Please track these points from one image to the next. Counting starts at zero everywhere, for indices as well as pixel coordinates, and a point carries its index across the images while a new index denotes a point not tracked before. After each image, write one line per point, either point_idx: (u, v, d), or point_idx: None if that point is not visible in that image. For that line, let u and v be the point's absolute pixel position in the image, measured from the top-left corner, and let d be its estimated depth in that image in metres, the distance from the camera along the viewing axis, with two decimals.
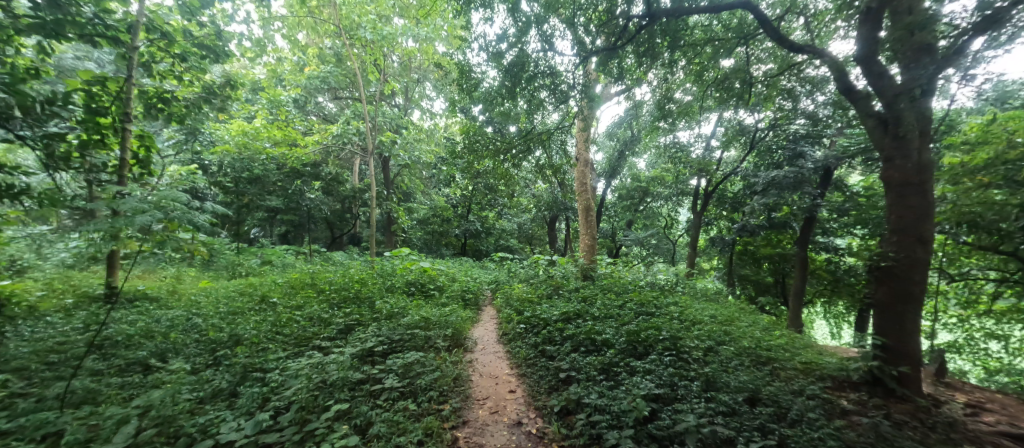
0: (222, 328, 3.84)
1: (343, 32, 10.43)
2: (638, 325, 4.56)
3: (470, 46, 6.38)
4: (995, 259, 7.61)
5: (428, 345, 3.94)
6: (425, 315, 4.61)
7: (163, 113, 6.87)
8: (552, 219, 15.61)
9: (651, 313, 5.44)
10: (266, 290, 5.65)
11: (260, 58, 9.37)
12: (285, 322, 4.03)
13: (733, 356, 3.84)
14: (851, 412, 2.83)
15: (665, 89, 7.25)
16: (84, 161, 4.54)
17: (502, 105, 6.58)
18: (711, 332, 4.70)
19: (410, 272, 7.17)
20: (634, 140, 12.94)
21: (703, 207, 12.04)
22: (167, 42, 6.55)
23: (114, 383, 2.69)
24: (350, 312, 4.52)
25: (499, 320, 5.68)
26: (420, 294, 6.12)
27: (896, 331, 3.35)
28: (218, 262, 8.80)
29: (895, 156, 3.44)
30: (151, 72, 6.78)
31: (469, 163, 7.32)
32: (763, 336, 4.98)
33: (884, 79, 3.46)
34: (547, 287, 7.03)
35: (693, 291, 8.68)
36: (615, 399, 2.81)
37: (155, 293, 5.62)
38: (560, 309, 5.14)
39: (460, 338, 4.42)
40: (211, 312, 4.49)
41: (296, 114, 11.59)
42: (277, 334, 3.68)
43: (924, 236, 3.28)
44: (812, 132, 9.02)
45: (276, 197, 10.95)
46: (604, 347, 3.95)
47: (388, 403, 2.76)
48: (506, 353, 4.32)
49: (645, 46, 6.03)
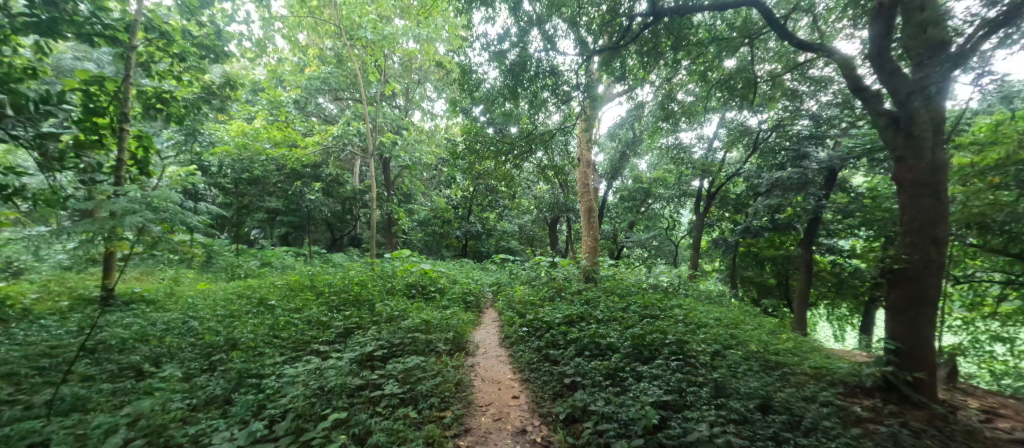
0: (219, 332, 3.76)
1: (343, 33, 10.28)
2: (643, 329, 4.48)
3: (470, 46, 6.36)
4: (1001, 261, 7.52)
5: (428, 349, 3.87)
6: (426, 318, 4.53)
7: (161, 114, 6.81)
8: (553, 221, 15.49)
9: (655, 316, 5.37)
10: (265, 292, 5.58)
11: (260, 58, 9.32)
12: (283, 325, 3.94)
13: (741, 360, 3.76)
14: (866, 419, 2.73)
15: (668, 89, 7.19)
16: (81, 163, 4.52)
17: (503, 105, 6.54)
18: (718, 336, 4.61)
19: (411, 274, 7.08)
20: (635, 141, 12.89)
21: (706, 209, 12.04)
22: (165, 42, 6.47)
23: (104, 389, 2.60)
24: (350, 315, 4.44)
25: (500, 323, 5.60)
26: (421, 297, 6.04)
27: (910, 335, 3.26)
28: (217, 264, 8.74)
29: (907, 156, 3.36)
30: (149, 72, 6.71)
31: (470, 165, 7.24)
32: (770, 340, 4.89)
33: (897, 76, 3.36)
34: (549, 289, 6.95)
35: (696, 294, 8.60)
36: (622, 406, 2.73)
37: (151, 296, 5.54)
38: (562, 312, 5.07)
39: (461, 342, 4.33)
40: (208, 315, 4.41)
41: (296, 115, 11.55)
42: (274, 338, 3.60)
43: (938, 237, 3.20)
44: (816, 132, 8.87)
45: (276, 198, 10.87)
46: (609, 350, 3.86)
47: (387, 410, 2.66)
48: (509, 357, 4.23)
49: (648, 45, 6.03)
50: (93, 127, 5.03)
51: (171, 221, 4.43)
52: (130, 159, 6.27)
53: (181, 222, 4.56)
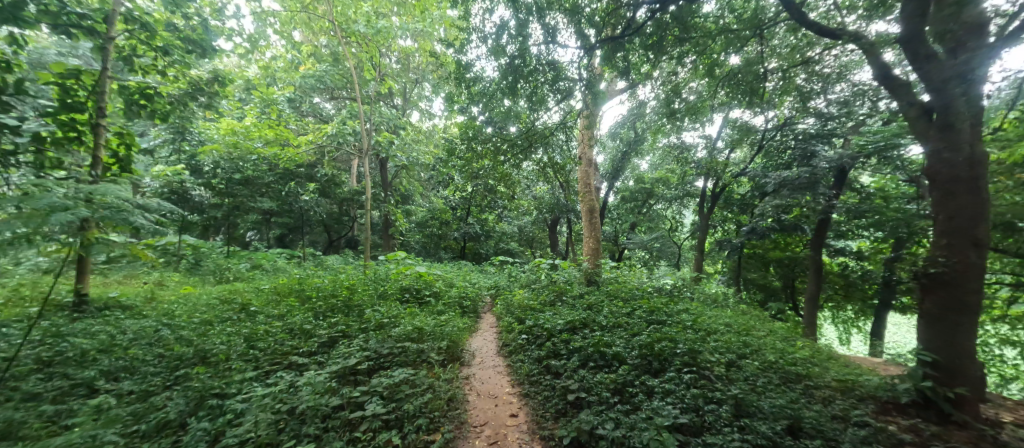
0: (191, 342, 3.45)
1: (336, 29, 9.84)
2: (650, 336, 4.21)
3: (467, 42, 6.12)
4: (1015, 263, 7.28)
5: (419, 360, 3.57)
6: (418, 325, 4.23)
7: (144, 110, 6.60)
8: (553, 222, 15.18)
9: (662, 322, 5.10)
10: (248, 298, 5.26)
11: (251, 54, 9.00)
12: (261, 335, 3.64)
13: (759, 372, 3.46)
14: (908, 443, 2.44)
15: (673, 86, 6.97)
16: (45, 153, 4.84)
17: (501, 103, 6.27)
18: (731, 344, 4.31)
19: (404, 277, 6.76)
20: (637, 140, 12.65)
21: (710, 209, 11.80)
22: (147, 35, 6.14)
23: (46, 412, 2.29)
24: (336, 323, 4.14)
25: (499, 329, 5.33)
26: (415, 302, 5.73)
27: (949, 346, 2.95)
28: (204, 267, 8.44)
29: (942, 150, 3.05)
30: (131, 66, 6.38)
31: (466, 163, 6.95)
32: (786, 348, 4.59)
33: (932, 61, 3.06)
34: (549, 292, 6.63)
35: (702, 297, 8.32)
36: (634, 429, 2.43)
37: (128, 301, 5.21)
38: (564, 318, 4.78)
39: (456, 351, 4.04)
40: (183, 323, 4.10)
41: (289, 113, 11.26)
42: (250, 349, 3.29)
43: (978, 239, 2.89)
44: (824, 130, 8.85)
45: (269, 199, 10.60)
46: (615, 361, 3.57)
47: (367, 436, 2.36)
48: (507, 368, 3.93)
49: (652, 39, 5.80)
50: (71, 123, 5.33)
51: (113, 218, 4.01)
52: (109, 156, 5.95)
53: (126, 220, 4.14)
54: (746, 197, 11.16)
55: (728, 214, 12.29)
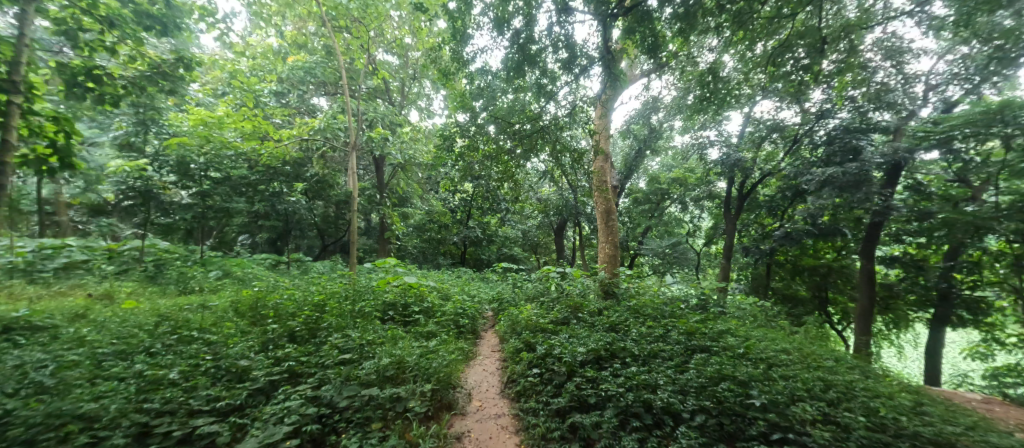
0: (65, 392, 2.44)
1: (324, 14, 8.84)
2: (704, 374, 3.19)
3: (463, 20, 5.19)
4: None
5: (392, 416, 2.54)
6: (397, 356, 3.20)
7: (92, 94, 5.56)
8: (561, 227, 14.09)
9: (706, 350, 4.08)
10: (192, 317, 4.25)
11: (226, 37, 7.95)
12: (171, 380, 2.63)
13: (875, 438, 2.47)
14: None
15: (708, 68, 5.93)
16: None
17: (502, 99, 5.48)
18: (809, 384, 3.29)
19: (391, 289, 5.71)
20: (653, 137, 11.61)
21: (735, 213, 10.68)
22: (90, 2, 5.02)
23: None
24: (287, 357, 3.13)
25: (503, 356, 4.30)
26: (399, 321, 4.72)
27: None
28: (168, 275, 7.44)
29: None
30: (73, 42, 5.28)
31: (464, 155, 5.86)
32: (877, 387, 3.55)
33: None
34: (562, 308, 5.56)
35: (736, 311, 7.24)
36: None
37: (42, 320, 4.16)
38: (586, 345, 3.75)
39: (448, 394, 3.01)
40: (80, 356, 3.07)
41: (274, 107, 10.31)
42: (138, 409, 2.27)
43: None
44: (862, 124, 7.89)
45: (249, 201, 9.58)
46: (668, 418, 2.59)
47: None
48: (514, 421, 2.91)
49: (686, 8, 4.62)
50: None
51: None
52: (42, 146, 4.92)
53: None
54: (776, 198, 10.07)
55: (754, 218, 11.19)
